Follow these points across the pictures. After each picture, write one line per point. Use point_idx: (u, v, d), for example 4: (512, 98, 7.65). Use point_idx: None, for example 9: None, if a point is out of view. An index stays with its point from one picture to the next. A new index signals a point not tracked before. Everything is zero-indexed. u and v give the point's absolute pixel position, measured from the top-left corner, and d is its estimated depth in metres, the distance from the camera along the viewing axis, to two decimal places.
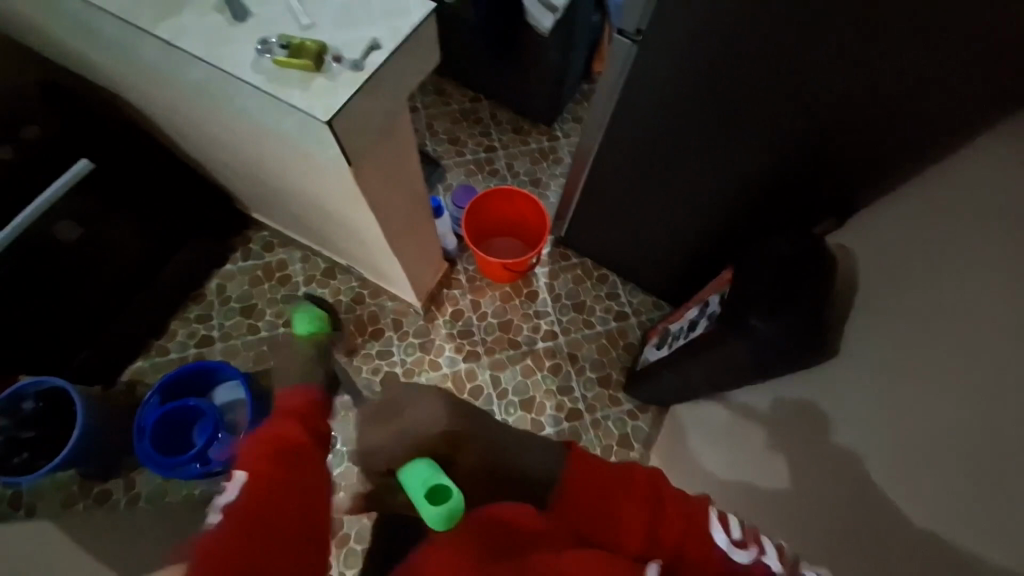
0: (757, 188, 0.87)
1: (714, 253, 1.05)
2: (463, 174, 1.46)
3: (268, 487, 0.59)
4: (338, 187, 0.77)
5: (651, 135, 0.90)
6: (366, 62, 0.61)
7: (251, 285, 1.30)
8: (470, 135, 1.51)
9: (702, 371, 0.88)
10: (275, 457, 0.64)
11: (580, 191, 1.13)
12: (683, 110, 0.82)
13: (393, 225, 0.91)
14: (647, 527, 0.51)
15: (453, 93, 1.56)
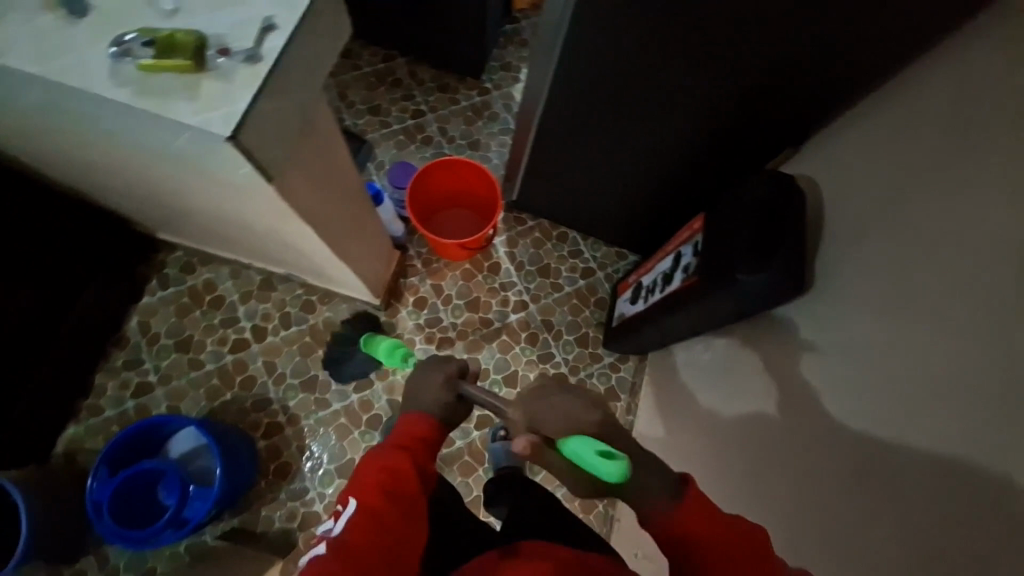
0: (713, 127, 0.84)
1: (674, 197, 1.03)
2: (394, 147, 1.32)
3: (378, 525, 0.64)
4: (260, 205, 0.65)
5: (597, 84, 0.82)
6: (262, 51, 0.49)
7: (179, 316, 1.15)
8: (392, 102, 1.35)
9: (683, 321, 0.88)
10: (386, 497, 0.66)
11: (530, 150, 1.05)
12: (628, 52, 0.75)
13: (333, 230, 0.80)
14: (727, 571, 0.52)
15: (363, 56, 1.38)
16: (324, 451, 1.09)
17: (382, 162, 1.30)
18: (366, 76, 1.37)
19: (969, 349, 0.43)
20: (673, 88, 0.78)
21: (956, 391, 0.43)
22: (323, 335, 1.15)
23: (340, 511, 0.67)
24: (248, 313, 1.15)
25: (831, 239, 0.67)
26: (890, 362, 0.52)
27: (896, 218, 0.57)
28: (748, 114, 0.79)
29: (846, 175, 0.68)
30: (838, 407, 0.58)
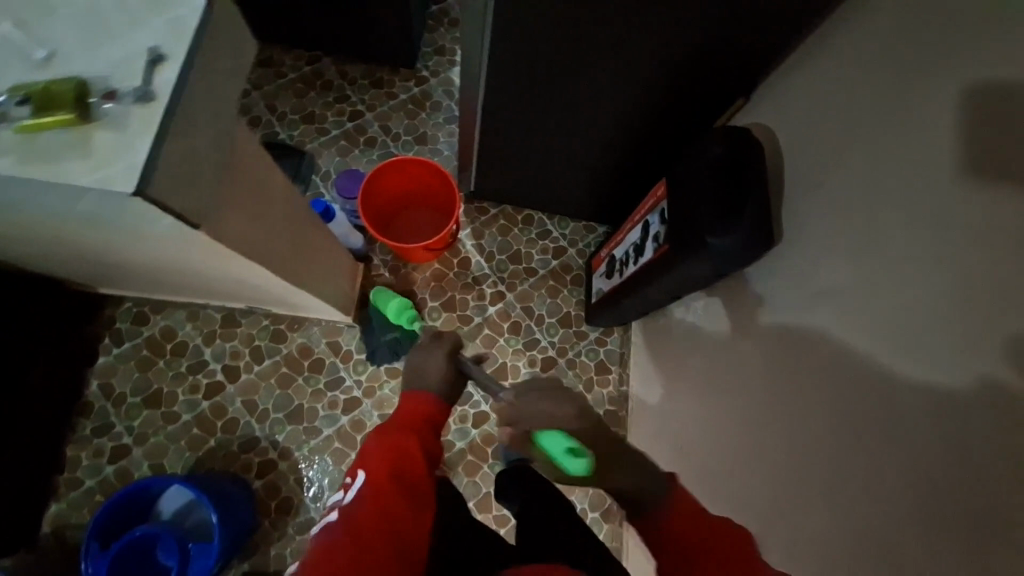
0: (661, 88, 0.81)
1: (634, 164, 1.01)
2: (338, 154, 1.25)
3: (385, 497, 0.63)
4: (196, 249, 0.60)
5: (539, 57, 0.78)
6: (154, 88, 0.43)
7: (141, 370, 1.08)
8: (326, 106, 1.27)
9: (661, 289, 0.87)
10: (393, 471, 0.65)
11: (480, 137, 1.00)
12: (565, 20, 0.70)
13: (284, 259, 0.75)
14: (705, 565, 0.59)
15: (285, 61, 1.29)
16: (323, 481, 1.05)
17: (327, 172, 1.23)
18: (292, 83, 1.28)
19: (952, 284, 0.43)
20: (616, 51, 0.75)
21: (942, 328, 0.43)
22: (300, 362, 1.10)
23: (348, 484, 0.67)
24: (215, 354, 1.09)
25: (795, 189, 0.66)
26: (869, 306, 0.52)
27: (860, 157, 0.55)
28: (697, 67, 0.76)
29: (804, 119, 0.66)
30: (822, 356, 0.58)
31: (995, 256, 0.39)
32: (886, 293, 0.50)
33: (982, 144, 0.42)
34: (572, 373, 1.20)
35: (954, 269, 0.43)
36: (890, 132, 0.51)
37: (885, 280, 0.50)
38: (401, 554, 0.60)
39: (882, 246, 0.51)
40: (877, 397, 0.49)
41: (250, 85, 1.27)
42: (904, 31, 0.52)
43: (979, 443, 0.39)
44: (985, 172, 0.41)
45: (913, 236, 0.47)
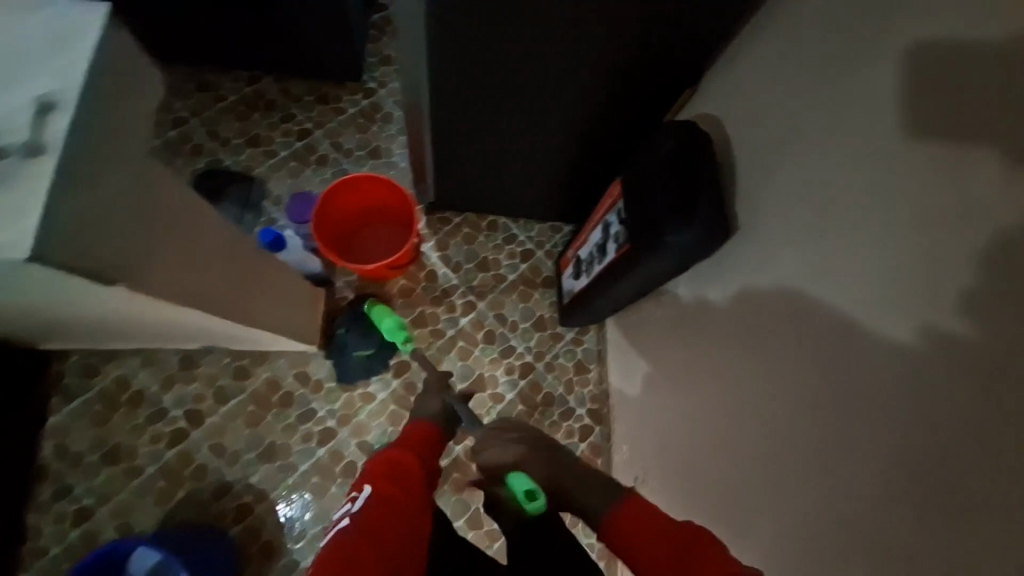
0: (608, 85, 0.80)
1: (591, 162, 0.99)
2: (288, 177, 1.20)
3: (391, 506, 0.64)
4: (123, 301, 0.56)
5: (480, 63, 0.75)
6: (43, 138, 0.39)
7: (100, 424, 1.03)
8: (271, 127, 1.22)
9: (627, 288, 0.86)
10: (400, 479, 0.69)
11: (431, 148, 0.98)
12: (502, 23, 0.68)
13: (225, 299, 0.72)
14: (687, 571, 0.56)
15: (223, 84, 1.23)
16: (304, 518, 1.01)
17: (279, 196, 1.18)
18: (233, 106, 1.23)
19: (904, 267, 0.42)
20: (558, 51, 0.73)
21: (899, 311, 0.43)
22: (268, 397, 1.06)
23: (356, 496, 0.68)
24: (177, 399, 1.04)
25: (746, 179, 0.66)
26: (829, 292, 0.51)
27: (807, 142, 0.55)
28: (641, 61, 0.74)
29: (750, 106, 0.66)
30: (787, 346, 0.58)
31: (943, 237, 0.39)
32: (844, 278, 0.49)
33: (922, 124, 0.41)
34: (551, 377, 1.18)
35: (904, 251, 0.42)
36: (834, 115, 0.51)
37: (841, 264, 0.50)
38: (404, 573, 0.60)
39: (835, 231, 0.50)
40: (843, 383, 0.49)
41: (187, 111, 1.21)
42: (836, 14, 0.51)
43: (943, 426, 0.39)
44: (927, 152, 0.41)
45: (864, 219, 0.47)
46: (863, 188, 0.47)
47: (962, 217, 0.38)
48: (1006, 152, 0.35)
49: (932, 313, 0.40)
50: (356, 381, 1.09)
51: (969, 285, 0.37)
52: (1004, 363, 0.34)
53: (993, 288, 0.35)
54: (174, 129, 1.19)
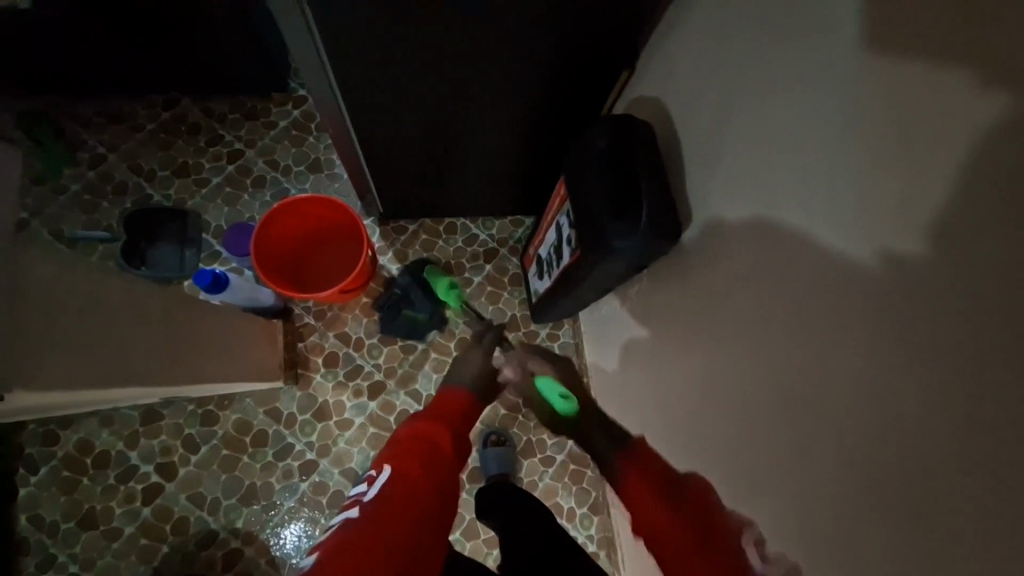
0: (536, 76, 0.74)
1: (538, 153, 0.94)
2: (225, 205, 1.12)
3: (413, 485, 0.63)
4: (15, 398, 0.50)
5: (394, 66, 0.69)
6: None
7: (68, 491, 0.99)
8: (197, 153, 1.14)
9: (588, 287, 0.81)
10: (423, 455, 0.68)
11: (366, 158, 0.92)
12: (408, 16, 0.61)
13: (149, 367, 0.65)
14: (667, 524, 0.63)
15: (138, 112, 1.14)
16: (296, 555, 0.99)
17: (219, 227, 1.11)
18: (152, 134, 1.13)
19: (857, 261, 0.38)
20: (476, 35, 0.65)
21: (858, 299, 0.39)
22: (240, 439, 1.02)
23: (375, 476, 0.66)
24: (145, 455, 1.00)
25: (692, 168, 0.61)
26: (784, 282, 0.47)
27: (754, 110, 0.49)
28: (571, 36, 0.68)
29: (695, 75, 0.60)
30: (745, 349, 0.55)
31: (894, 209, 0.34)
32: (801, 266, 0.45)
33: (868, 80, 0.36)
34: None
35: (857, 231, 0.38)
36: (779, 77, 0.45)
37: (796, 252, 0.45)
38: (422, 554, 0.58)
39: (786, 211, 0.46)
40: (805, 382, 0.46)
41: (104, 147, 1.11)
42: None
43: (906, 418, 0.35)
44: (873, 113, 0.36)
45: (813, 210, 0.43)
46: (809, 160, 0.42)
47: (913, 184, 0.33)
48: (953, 103, 0.30)
49: (884, 296, 0.36)
50: (329, 409, 1.06)
51: (924, 264, 0.33)
52: (954, 357, 0.31)
53: (945, 264, 0.31)
54: (92, 169, 1.10)
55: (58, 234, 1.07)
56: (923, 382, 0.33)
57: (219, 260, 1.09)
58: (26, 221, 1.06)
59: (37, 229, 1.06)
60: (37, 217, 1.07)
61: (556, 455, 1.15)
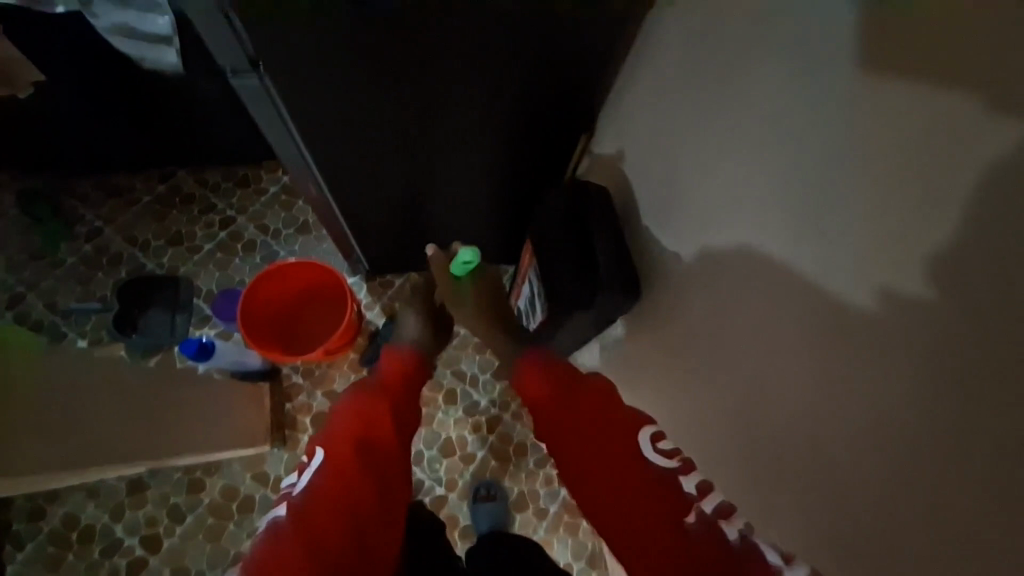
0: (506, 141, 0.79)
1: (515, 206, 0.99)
2: (216, 270, 1.16)
3: (348, 481, 0.58)
4: None
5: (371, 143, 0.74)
6: None
7: (51, 570, 0.97)
8: (190, 222, 1.18)
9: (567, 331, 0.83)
10: (369, 434, 0.65)
11: (348, 222, 0.95)
12: (381, 103, 0.67)
13: None
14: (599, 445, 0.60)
15: (136, 186, 1.19)
16: None
17: (209, 291, 1.14)
18: (149, 207, 1.18)
19: (816, 289, 0.41)
20: (447, 108, 0.70)
21: (847, 337, 0.38)
22: (227, 505, 1.01)
23: (306, 463, 0.62)
24: (131, 526, 0.99)
25: (657, 202, 0.66)
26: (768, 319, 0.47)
27: (729, 124, 0.49)
28: (538, 103, 0.73)
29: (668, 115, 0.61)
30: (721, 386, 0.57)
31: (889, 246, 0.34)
32: (760, 287, 0.48)
33: (844, 92, 0.36)
34: (520, 424, 1.17)
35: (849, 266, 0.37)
36: (752, 109, 0.45)
37: (752, 275, 0.49)
38: (376, 528, 0.58)
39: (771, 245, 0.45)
40: (793, 419, 0.46)
41: (101, 221, 1.16)
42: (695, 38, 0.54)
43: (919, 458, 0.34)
44: (863, 146, 0.35)
45: (762, 227, 0.46)
46: (791, 194, 0.42)
47: (908, 218, 0.32)
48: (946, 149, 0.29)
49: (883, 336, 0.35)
50: None
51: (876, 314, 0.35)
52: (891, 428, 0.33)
53: (950, 306, 0.30)
54: (89, 242, 1.15)
55: (53, 307, 1.10)
56: (932, 425, 0.32)
57: (207, 326, 1.11)
58: (23, 295, 1.10)
59: (32, 302, 1.10)
60: (33, 290, 1.10)
61: (549, 506, 1.13)
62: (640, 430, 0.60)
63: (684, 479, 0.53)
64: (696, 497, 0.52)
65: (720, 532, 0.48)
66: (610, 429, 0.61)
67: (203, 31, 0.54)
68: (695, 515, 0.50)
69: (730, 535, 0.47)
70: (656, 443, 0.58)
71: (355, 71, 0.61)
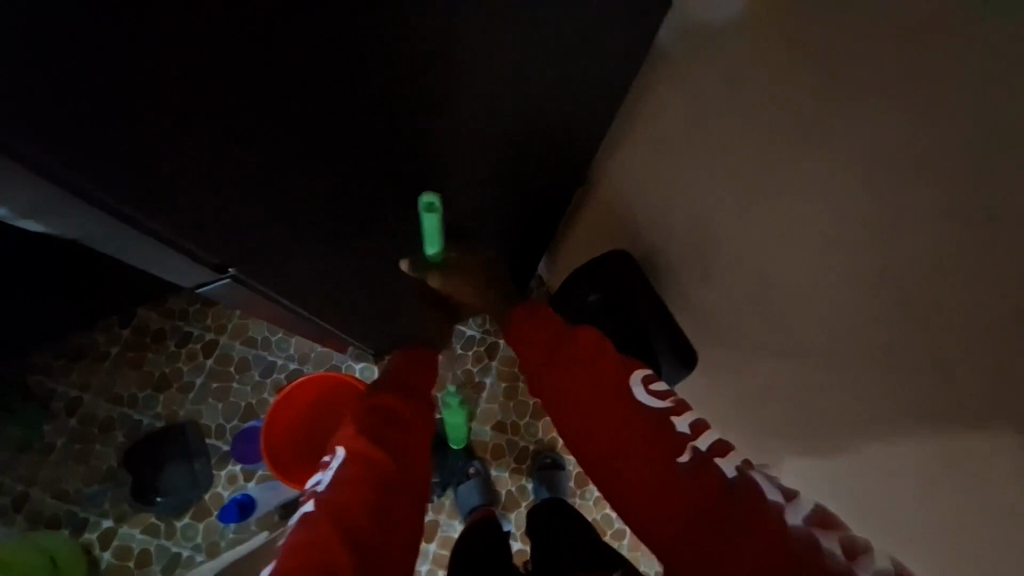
0: (484, 183, 0.76)
1: (507, 242, 0.94)
2: (218, 399, 1.08)
3: (369, 463, 0.57)
4: None
5: (354, 250, 0.67)
6: None
7: None
8: (172, 359, 1.09)
9: None
10: (377, 432, 0.61)
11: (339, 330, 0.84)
12: (357, 208, 0.60)
13: None
14: (593, 380, 0.64)
15: (98, 340, 1.07)
16: None
17: (219, 426, 1.07)
18: (121, 358, 1.08)
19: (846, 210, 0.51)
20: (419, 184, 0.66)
21: None
22: None
23: (328, 461, 0.60)
24: None
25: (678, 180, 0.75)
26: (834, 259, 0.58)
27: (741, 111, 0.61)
28: (512, 137, 0.71)
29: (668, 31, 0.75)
30: None
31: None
32: None
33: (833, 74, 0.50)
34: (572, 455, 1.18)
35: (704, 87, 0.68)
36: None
37: None
38: (383, 529, 0.54)
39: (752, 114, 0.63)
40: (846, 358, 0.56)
41: (75, 389, 1.06)
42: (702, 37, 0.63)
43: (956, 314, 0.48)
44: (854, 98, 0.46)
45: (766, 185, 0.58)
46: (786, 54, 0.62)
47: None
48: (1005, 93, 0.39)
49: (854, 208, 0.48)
50: None
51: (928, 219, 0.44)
52: None
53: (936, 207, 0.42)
54: (73, 416, 1.05)
55: (63, 496, 1.02)
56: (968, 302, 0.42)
57: (230, 464, 1.06)
58: (25, 494, 1.02)
59: (38, 498, 1.02)
60: (34, 486, 1.02)
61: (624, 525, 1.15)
62: (631, 376, 0.62)
63: (678, 419, 0.58)
64: (690, 436, 0.57)
65: (714, 467, 0.53)
66: (603, 377, 0.63)
67: (152, 266, 0.48)
68: (690, 453, 0.55)
69: (727, 472, 0.53)
70: (650, 386, 0.61)
71: (319, 213, 0.55)
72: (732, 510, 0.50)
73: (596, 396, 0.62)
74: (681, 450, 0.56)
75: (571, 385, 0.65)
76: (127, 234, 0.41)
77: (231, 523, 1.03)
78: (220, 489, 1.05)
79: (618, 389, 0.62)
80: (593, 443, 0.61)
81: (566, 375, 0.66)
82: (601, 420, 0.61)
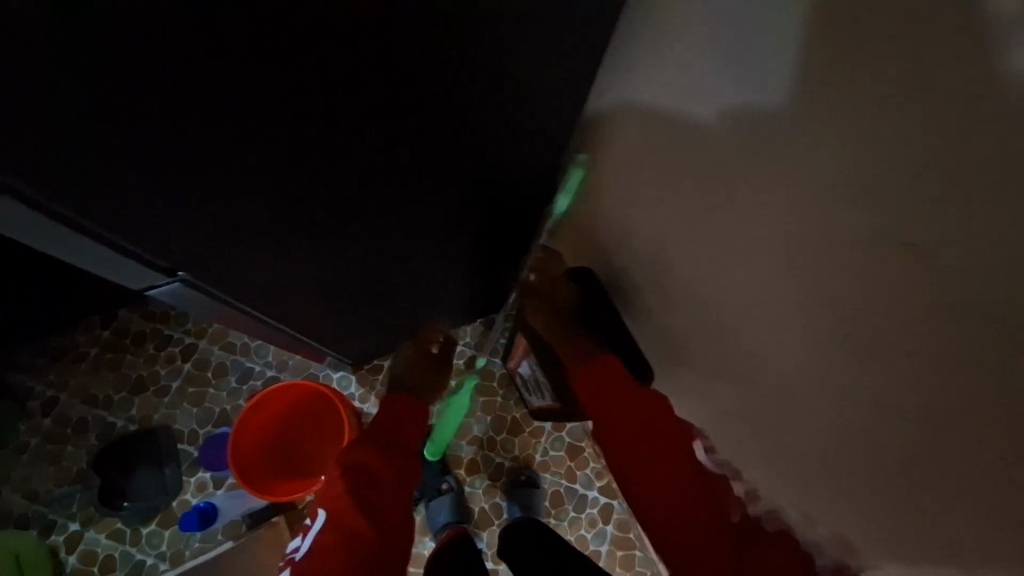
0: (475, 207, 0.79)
1: (492, 261, 0.97)
2: (194, 404, 1.08)
3: (342, 536, 0.66)
4: None
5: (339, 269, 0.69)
6: None
7: None
8: (149, 361, 1.09)
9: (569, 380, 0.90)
10: (356, 490, 0.70)
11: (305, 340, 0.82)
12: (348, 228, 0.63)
13: None
14: (652, 418, 0.76)
15: (78, 340, 1.07)
16: None
17: (193, 432, 1.07)
18: (99, 360, 1.08)
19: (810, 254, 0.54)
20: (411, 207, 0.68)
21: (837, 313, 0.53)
22: None
23: (310, 526, 0.71)
24: None
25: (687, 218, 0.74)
26: (834, 303, 0.57)
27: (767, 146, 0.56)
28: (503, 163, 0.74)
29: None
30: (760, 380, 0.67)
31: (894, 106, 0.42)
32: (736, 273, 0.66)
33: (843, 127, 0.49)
34: (547, 473, 1.20)
35: (754, 150, 0.57)
36: (691, 13, 0.59)
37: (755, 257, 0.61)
38: None
39: (800, 161, 0.51)
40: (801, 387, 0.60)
41: (53, 389, 1.06)
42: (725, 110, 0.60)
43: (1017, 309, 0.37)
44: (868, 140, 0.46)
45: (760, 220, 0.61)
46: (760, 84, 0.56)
47: (772, 64, 0.52)
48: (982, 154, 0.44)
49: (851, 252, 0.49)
50: None
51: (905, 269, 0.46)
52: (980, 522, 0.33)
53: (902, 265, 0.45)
54: (48, 416, 1.05)
55: (33, 497, 1.02)
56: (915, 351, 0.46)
57: (201, 471, 1.05)
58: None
59: (10, 497, 1.02)
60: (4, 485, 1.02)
61: (599, 547, 1.17)
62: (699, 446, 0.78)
63: (736, 485, 0.74)
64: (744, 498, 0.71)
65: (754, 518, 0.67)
66: (656, 419, 0.76)
67: (106, 272, 0.47)
68: (739, 508, 0.68)
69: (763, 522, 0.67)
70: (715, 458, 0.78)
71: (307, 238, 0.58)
72: (757, 545, 0.63)
73: (649, 433, 0.75)
74: (731, 502, 0.69)
75: (626, 418, 0.77)
76: (88, 242, 0.41)
77: (197, 532, 1.02)
78: (189, 496, 1.04)
79: (669, 433, 0.74)
80: (635, 466, 0.73)
81: (620, 410, 0.78)
82: (642, 449, 0.74)
